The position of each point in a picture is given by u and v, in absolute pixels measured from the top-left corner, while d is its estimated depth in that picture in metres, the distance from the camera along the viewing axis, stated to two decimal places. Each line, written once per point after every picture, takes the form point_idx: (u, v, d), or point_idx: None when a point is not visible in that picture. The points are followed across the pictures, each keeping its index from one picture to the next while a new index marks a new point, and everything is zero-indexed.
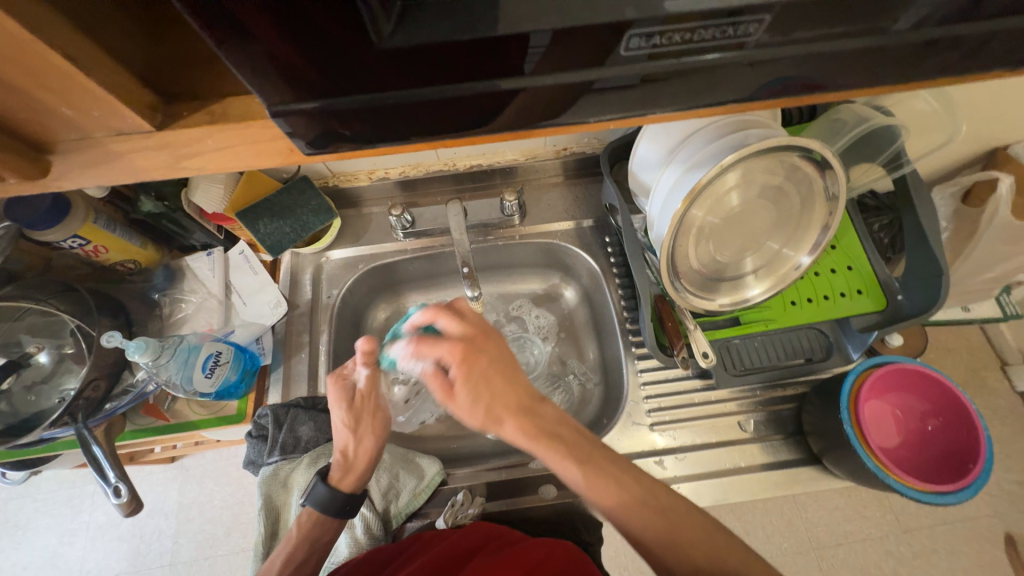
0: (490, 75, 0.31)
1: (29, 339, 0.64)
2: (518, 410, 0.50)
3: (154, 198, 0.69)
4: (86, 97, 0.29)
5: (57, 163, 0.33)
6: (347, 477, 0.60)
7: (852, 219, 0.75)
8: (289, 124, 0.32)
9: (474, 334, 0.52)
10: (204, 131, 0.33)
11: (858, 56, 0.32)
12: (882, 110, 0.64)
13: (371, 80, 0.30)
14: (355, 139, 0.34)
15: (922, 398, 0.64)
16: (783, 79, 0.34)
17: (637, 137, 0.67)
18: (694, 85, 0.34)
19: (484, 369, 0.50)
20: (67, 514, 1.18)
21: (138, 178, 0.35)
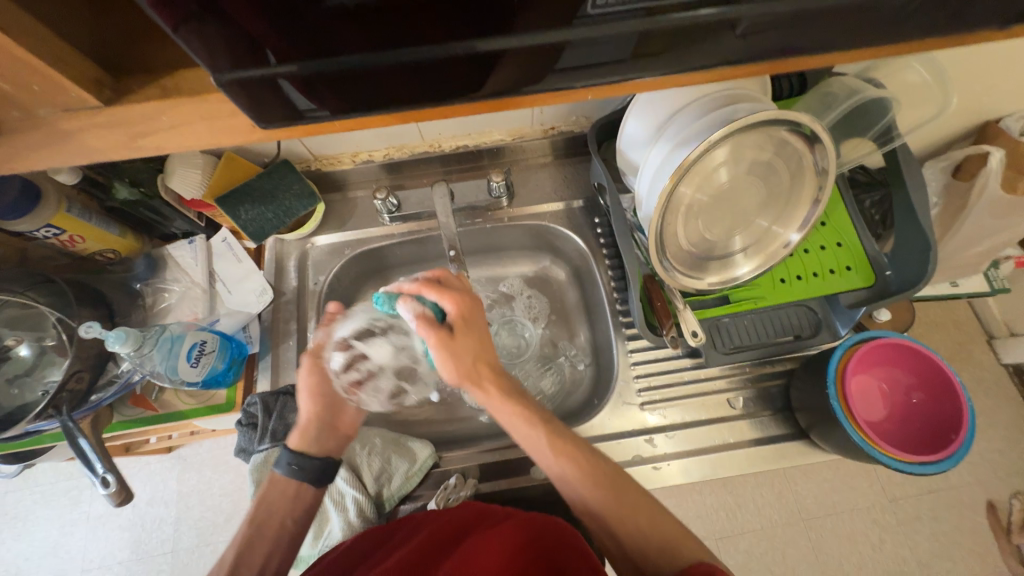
0: (454, 36, 0.29)
1: (8, 333, 0.63)
2: (497, 369, 0.55)
3: (128, 184, 0.67)
4: (25, 71, 0.28)
5: (3, 144, 0.32)
6: (303, 437, 0.60)
7: (842, 195, 0.74)
8: (245, 95, 0.30)
9: (470, 296, 0.56)
10: (158, 107, 0.31)
11: (840, 12, 0.31)
12: (875, 82, 0.62)
13: (329, 43, 0.28)
14: (320, 108, 0.32)
15: (908, 372, 0.65)
16: (765, 39, 0.33)
17: (625, 114, 0.66)
18: (673, 47, 0.32)
19: (478, 326, 0.55)
20: (66, 506, 1.19)
21: (93, 160, 0.33)
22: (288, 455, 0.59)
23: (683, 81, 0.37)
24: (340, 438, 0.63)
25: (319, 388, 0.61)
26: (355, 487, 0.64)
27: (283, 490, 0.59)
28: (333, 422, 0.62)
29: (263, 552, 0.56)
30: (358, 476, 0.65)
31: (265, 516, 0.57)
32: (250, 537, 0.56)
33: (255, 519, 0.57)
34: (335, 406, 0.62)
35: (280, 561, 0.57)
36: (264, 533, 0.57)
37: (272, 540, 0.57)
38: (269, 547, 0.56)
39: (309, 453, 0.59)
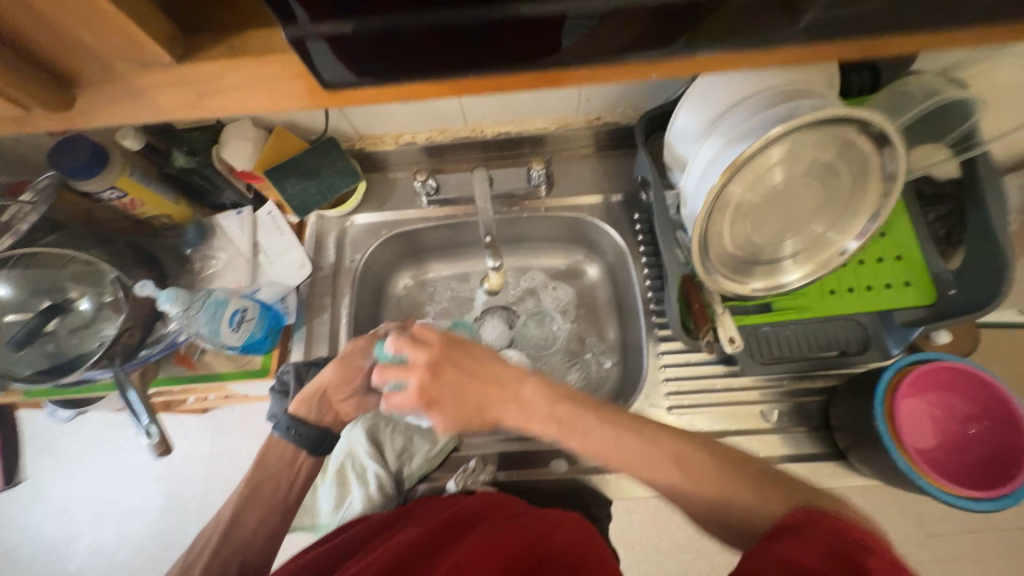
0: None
1: (72, 286, 0.67)
2: (499, 401, 0.51)
3: (186, 154, 0.71)
4: (105, 23, 0.29)
5: (80, 97, 0.33)
6: (305, 405, 0.61)
7: (908, 204, 0.69)
8: (304, 51, 0.31)
9: (440, 353, 0.51)
10: (222, 66, 0.32)
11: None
12: (958, 83, 0.57)
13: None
14: (359, 70, 0.33)
15: (967, 400, 0.60)
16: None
17: (677, 106, 0.63)
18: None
19: (457, 376, 0.51)
20: (111, 454, 1.28)
21: (159, 117, 0.35)
22: (288, 419, 0.61)
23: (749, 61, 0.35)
24: (337, 421, 0.64)
25: (347, 366, 0.61)
26: (376, 462, 0.66)
27: (286, 457, 0.61)
28: (333, 400, 0.62)
29: (259, 512, 0.58)
30: (380, 450, 0.67)
31: (262, 475, 0.59)
32: (249, 492, 0.58)
33: (253, 477, 0.59)
34: (345, 391, 0.62)
35: (277, 522, 0.59)
36: (262, 493, 0.59)
37: (267, 502, 0.59)
38: (264, 508, 0.58)
39: (307, 421, 0.61)
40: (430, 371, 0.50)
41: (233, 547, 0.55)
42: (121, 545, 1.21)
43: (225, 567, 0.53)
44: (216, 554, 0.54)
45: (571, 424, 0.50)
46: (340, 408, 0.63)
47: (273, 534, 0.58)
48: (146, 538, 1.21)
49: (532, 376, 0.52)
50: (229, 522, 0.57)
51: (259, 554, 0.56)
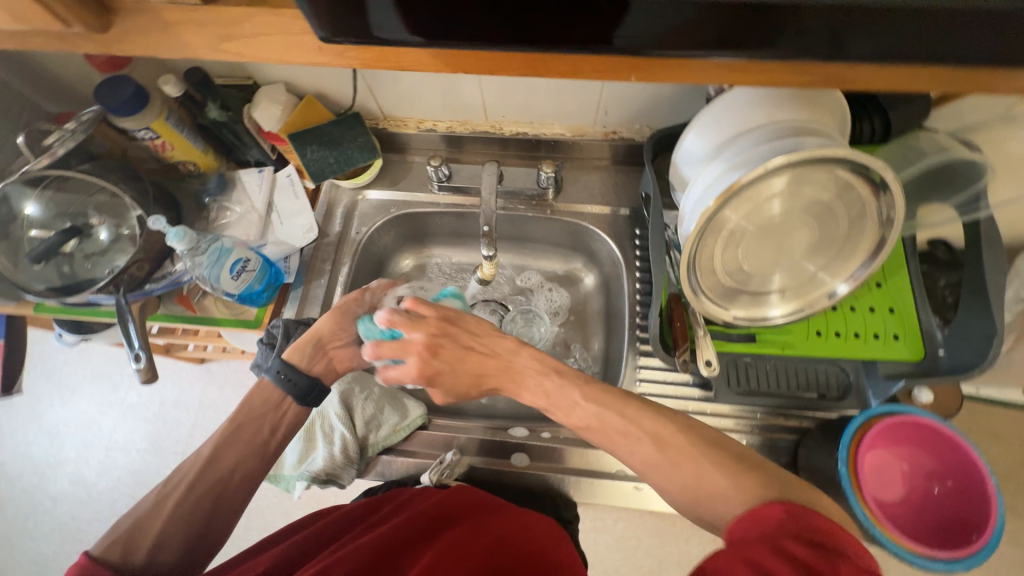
0: None
1: (95, 214, 0.72)
2: (497, 369, 0.56)
3: (219, 107, 0.74)
4: None
5: (116, 23, 0.36)
6: (298, 351, 0.64)
7: (906, 258, 0.68)
8: (314, 6, 0.33)
9: (438, 327, 0.56)
10: (245, 13, 0.35)
11: (909, 15, 0.31)
12: (968, 145, 0.59)
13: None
14: (413, 35, 0.35)
15: (933, 457, 0.59)
16: (822, 32, 0.33)
17: (686, 129, 0.64)
18: (726, 29, 0.33)
19: (456, 346, 0.56)
20: (108, 387, 1.33)
21: (184, 53, 0.37)
22: (279, 363, 0.62)
23: (734, 75, 0.38)
24: (328, 368, 0.66)
25: (343, 316, 0.66)
26: (345, 424, 0.67)
27: (272, 401, 0.62)
28: (325, 347, 0.66)
29: (239, 452, 0.57)
30: (350, 414, 0.69)
31: (247, 417, 0.60)
32: (231, 432, 0.58)
33: (237, 417, 0.59)
34: (340, 337, 0.67)
35: (255, 465, 0.58)
36: (243, 435, 0.59)
37: (248, 443, 0.58)
38: (245, 448, 0.58)
39: (298, 368, 0.63)
40: (430, 347, 0.55)
41: (207, 483, 0.54)
42: (101, 477, 1.25)
43: (199, 501, 0.53)
44: (191, 488, 0.53)
45: (558, 400, 0.53)
46: (335, 356, 0.67)
47: (248, 476, 0.58)
48: (126, 474, 1.24)
49: (528, 347, 0.56)
50: (210, 457, 0.56)
51: (232, 495, 0.56)
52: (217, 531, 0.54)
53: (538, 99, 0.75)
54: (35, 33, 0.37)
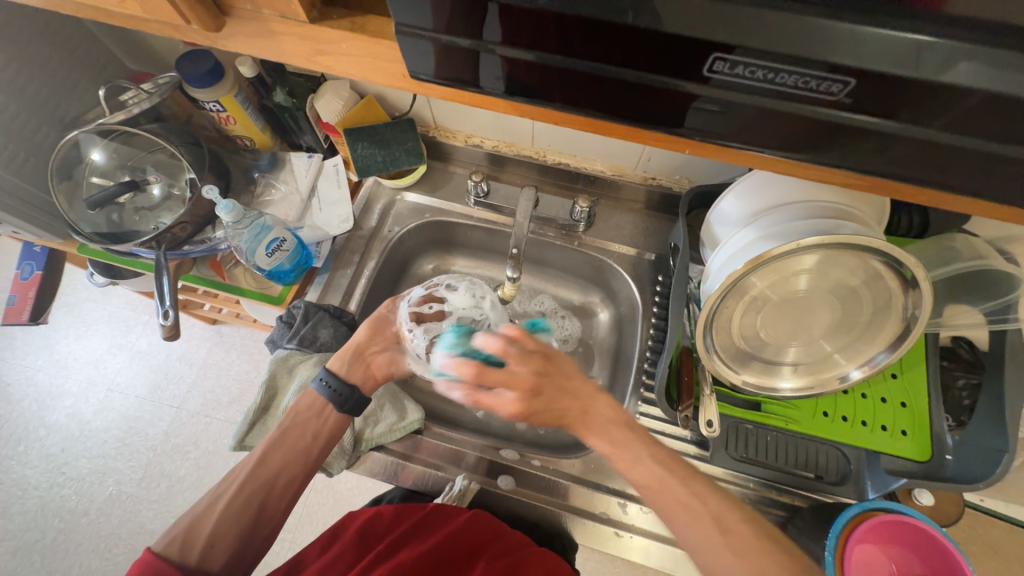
0: (589, 56, 0.33)
1: (152, 171, 0.76)
2: (577, 420, 0.52)
3: (285, 93, 0.80)
4: None
5: (228, 27, 0.39)
6: (339, 359, 0.66)
7: (927, 355, 0.67)
8: (405, 45, 0.35)
9: (538, 364, 0.52)
10: (343, 36, 0.38)
11: (967, 154, 0.32)
12: (1007, 256, 0.58)
13: (549, 42, 0.32)
14: (502, 86, 0.37)
15: (922, 562, 0.58)
16: (877, 152, 0.34)
17: (725, 190, 0.66)
18: (781, 131, 0.35)
19: (554, 391, 0.52)
20: (121, 330, 1.38)
21: (280, 59, 0.40)
22: (323, 371, 0.65)
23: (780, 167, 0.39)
24: (366, 375, 0.68)
25: (379, 322, 0.69)
26: None
27: (315, 407, 0.64)
28: (365, 356, 0.68)
29: (283, 454, 0.61)
30: None
31: (292, 421, 0.63)
32: (279, 435, 0.61)
33: (285, 421, 0.62)
34: (377, 343, 0.69)
35: (297, 470, 0.61)
36: (287, 439, 0.61)
37: (291, 447, 0.61)
38: (288, 452, 0.61)
39: (338, 375, 0.65)
40: (534, 386, 0.51)
41: (257, 483, 0.59)
42: (97, 415, 1.28)
43: (248, 501, 0.57)
44: (240, 490, 0.57)
45: (623, 451, 0.51)
46: (374, 361, 0.68)
47: (292, 479, 0.61)
48: (121, 417, 1.28)
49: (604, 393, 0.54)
50: (259, 460, 0.60)
51: (278, 497, 0.60)
52: (265, 531, 0.59)
53: (585, 137, 0.78)
54: (152, 20, 0.39)
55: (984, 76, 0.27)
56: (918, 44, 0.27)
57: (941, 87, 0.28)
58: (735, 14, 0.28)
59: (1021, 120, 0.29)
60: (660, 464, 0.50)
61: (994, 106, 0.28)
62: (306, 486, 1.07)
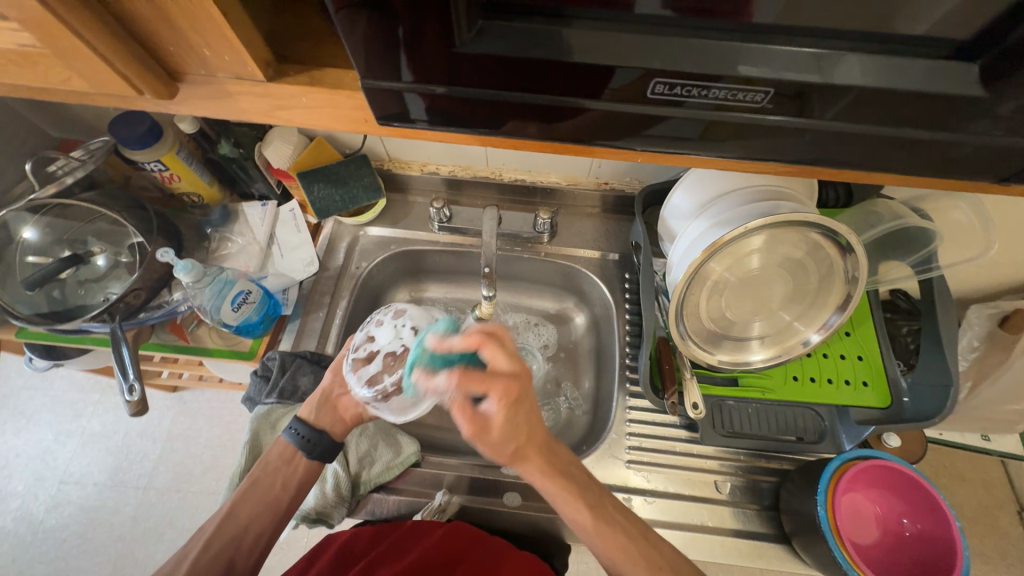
0: (540, 90, 0.35)
1: (94, 241, 0.72)
2: (541, 451, 0.56)
3: (231, 144, 0.77)
4: (222, 44, 0.34)
5: (184, 92, 0.39)
6: (308, 407, 0.65)
7: (871, 310, 0.74)
8: (370, 94, 0.37)
9: (521, 371, 0.53)
10: (302, 90, 0.38)
11: (879, 139, 0.36)
12: (920, 212, 0.65)
13: (469, 76, 0.35)
14: (425, 117, 0.38)
15: (904, 501, 0.63)
16: (803, 147, 0.38)
17: (674, 186, 0.70)
18: (718, 136, 0.38)
19: (523, 416, 0.53)
20: (68, 415, 1.26)
21: (239, 117, 0.40)
22: (294, 421, 0.63)
23: (727, 165, 0.43)
24: (338, 419, 0.66)
25: (338, 363, 0.66)
26: (338, 460, 0.66)
27: (285, 455, 0.62)
28: (334, 401, 0.66)
29: (253, 506, 0.59)
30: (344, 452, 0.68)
31: (262, 471, 0.61)
32: (249, 485, 0.60)
33: (254, 472, 0.61)
34: (344, 386, 0.66)
35: (267, 522, 0.59)
36: (258, 489, 0.60)
37: (262, 496, 0.60)
38: (258, 504, 0.59)
39: (306, 421, 0.64)
40: (509, 392, 0.51)
41: (224, 539, 0.57)
42: (50, 513, 1.16)
43: (216, 556, 0.56)
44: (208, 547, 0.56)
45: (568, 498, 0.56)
46: (344, 405, 0.66)
47: (262, 534, 0.59)
48: (79, 510, 1.17)
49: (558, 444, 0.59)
50: (228, 512, 0.58)
51: (246, 553, 0.57)
52: None
53: (537, 152, 0.81)
54: (100, 94, 0.38)
55: (880, 75, 0.32)
56: (820, 54, 0.32)
57: (848, 88, 0.33)
58: (667, 42, 0.32)
59: (916, 107, 0.33)
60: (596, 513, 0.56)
61: (899, 97, 0.33)
62: (301, 546, 1.01)
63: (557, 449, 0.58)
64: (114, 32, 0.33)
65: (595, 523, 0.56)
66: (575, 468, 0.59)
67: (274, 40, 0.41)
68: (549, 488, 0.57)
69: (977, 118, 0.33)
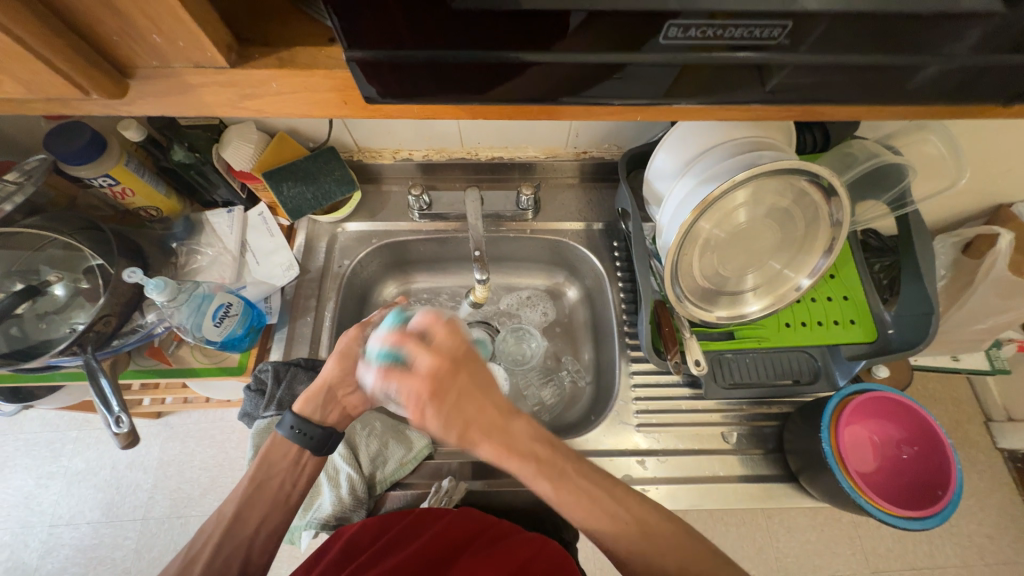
0: (537, 45, 0.33)
1: (49, 270, 0.67)
2: (488, 432, 0.49)
3: (185, 148, 0.71)
4: (176, 28, 0.31)
5: (137, 88, 0.35)
6: (309, 403, 0.60)
7: (853, 252, 0.77)
8: (355, 70, 0.34)
9: (443, 364, 0.49)
10: (272, 75, 0.35)
11: (879, 70, 0.35)
12: (892, 149, 0.67)
13: (407, 38, 0.32)
14: (373, 90, 0.36)
15: (899, 428, 0.67)
16: (803, 88, 0.37)
17: (656, 147, 0.70)
18: (718, 83, 0.37)
19: (455, 393, 0.49)
20: (47, 457, 1.20)
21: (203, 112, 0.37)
22: (293, 418, 0.59)
23: (727, 114, 0.42)
24: (342, 415, 0.63)
25: (349, 360, 0.60)
26: (351, 464, 0.65)
27: (290, 456, 0.59)
28: (337, 395, 0.61)
29: (261, 510, 0.56)
30: (355, 454, 0.66)
31: (265, 475, 0.57)
32: (252, 492, 0.56)
33: (256, 477, 0.57)
34: (351, 384, 0.62)
35: (277, 521, 0.57)
36: (264, 494, 0.57)
37: (271, 499, 0.57)
38: (268, 506, 0.57)
39: (311, 420, 0.60)
40: (434, 376, 0.48)
41: (234, 547, 0.54)
42: (45, 560, 1.11)
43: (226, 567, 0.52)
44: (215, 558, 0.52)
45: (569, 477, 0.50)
46: (348, 403, 0.63)
47: (274, 531, 0.57)
48: (76, 552, 1.12)
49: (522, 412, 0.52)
50: (233, 518, 0.55)
51: (259, 560, 0.54)
52: None
53: (511, 126, 0.78)
54: (41, 98, 0.34)
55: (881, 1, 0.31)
56: None
57: (852, 19, 0.32)
58: None
59: (914, 34, 0.33)
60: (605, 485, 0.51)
61: (898, 25, 0.32)
62: None
63: (512, 426, 0.50)
64: (47, 23, 0.29)
65: (576, 495, 0.50)
66: (537, 447, 0.50)
67: (232, 23, 0.37)
68: (512, 468, 0.50)
69: (972, 37, 0.33)
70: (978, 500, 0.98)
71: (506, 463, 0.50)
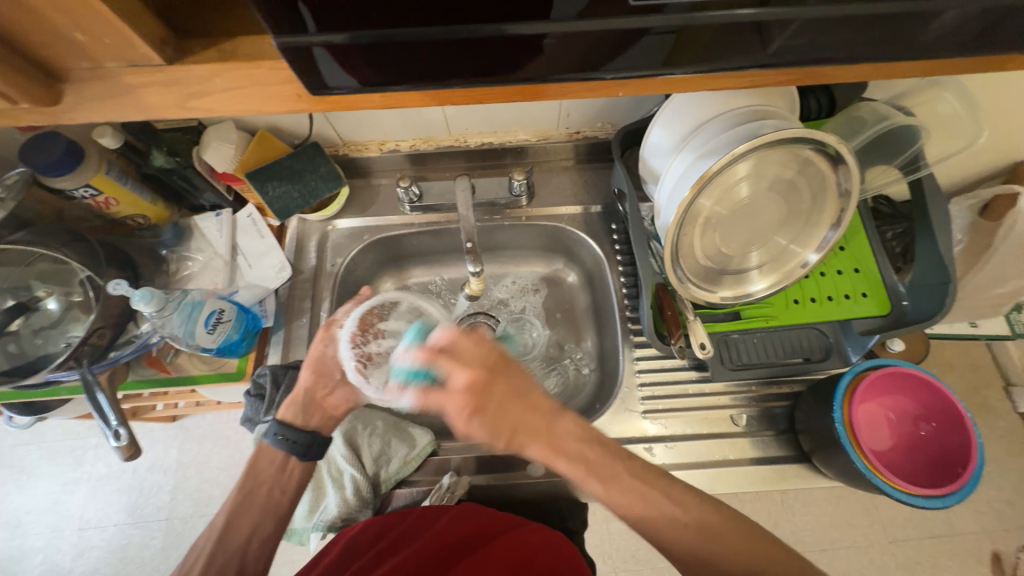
0: (495, 19, 0.30)
1: (39, 285, 0.66)
2: (536, 437, 0.50)
3: (165, 153, 0.70)
4: (99, 23, 0.29)
5: (72, 93, 0.33)
6: (289, 409, 0.60)
7: (863, 221, 0.73)
8: (304, 59, 0.31)
9: (480, 374, 0.49)
10: (213, 70, 0.33)
11: (877, 20, 0.32)
12: (903, 110, 0.63)
13: (365, 17, 0.29)
14: (345, 80, 0.34)
15: (916, 403, 0.64)
16: (802, 48, 0.34)
17: (651, 122, 0.66)
18: (709, 48, 0.34)
19: (499, 398, 0.49)
20: (70, 464, 1.22)
21: (149, 116, 0.35)
22: (276, 425, 0.59)
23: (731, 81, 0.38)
24: (326, 417, 0.62)
25: (321, 363, 0.60)
26: (353, 465, 0.65)
27: (277, 463, 0.59)
28: (319, 400, 0.61)
29: (257, 521, 0.56)
30: (357, 455, 0.66)
31: (254, 482, 0.57)
32: (240, 498, 0.56)
33: (245, 483, 0.57)
34: (327, 384, 0.61)
35: (270, 528, 0.56)
36: (265, 505, 0.57)
37: (268, 512, 0.57)
38: (259, 512, 0.56)
39: (295, 426, 0.59)
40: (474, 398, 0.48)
41: (229, 553, 0.53)
42: (77, 561, 1.15)
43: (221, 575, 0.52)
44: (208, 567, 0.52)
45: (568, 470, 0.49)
46: (328, 404, 0.62)
47: (267, 539, 0.56)
48: (106, 553, 1.15)
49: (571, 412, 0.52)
50: (225, 527, 0.55)
51: (256, 563, 0.54)
52: None
53: (499, 109, 0.75)
54: None
55: None
56: None
57: None
58: None
59: None
60: (607, 474, 0.50)
61: None
62: None
63: (557, 427, 0.51)
64: None
65: (617, 497, 0.49)
66: (586, 450, 0.50)
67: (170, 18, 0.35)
68: (563, 471, 0.50)
69: None
70: (998, 467, 0.96)
71: (556, 464, 0.50)
